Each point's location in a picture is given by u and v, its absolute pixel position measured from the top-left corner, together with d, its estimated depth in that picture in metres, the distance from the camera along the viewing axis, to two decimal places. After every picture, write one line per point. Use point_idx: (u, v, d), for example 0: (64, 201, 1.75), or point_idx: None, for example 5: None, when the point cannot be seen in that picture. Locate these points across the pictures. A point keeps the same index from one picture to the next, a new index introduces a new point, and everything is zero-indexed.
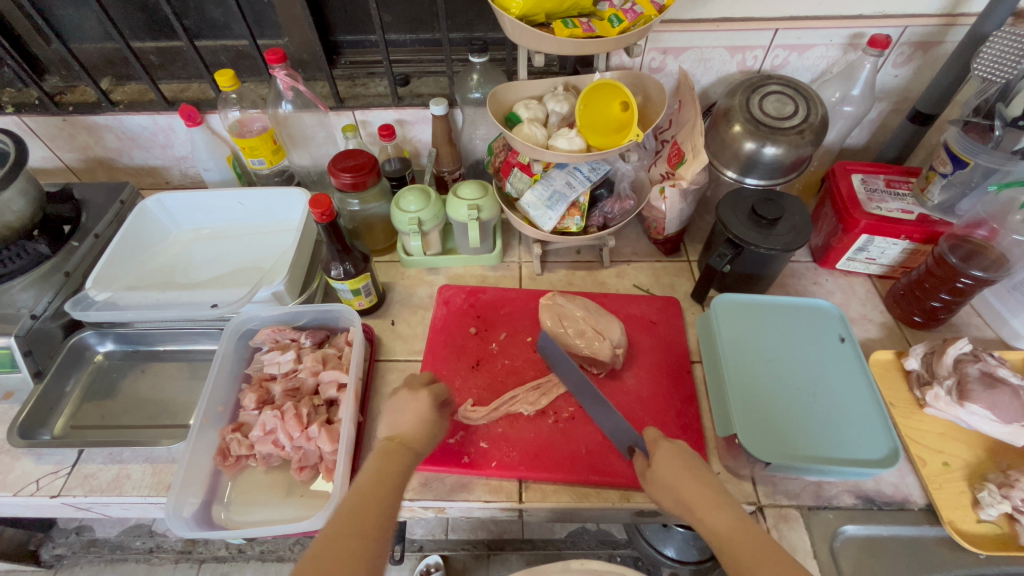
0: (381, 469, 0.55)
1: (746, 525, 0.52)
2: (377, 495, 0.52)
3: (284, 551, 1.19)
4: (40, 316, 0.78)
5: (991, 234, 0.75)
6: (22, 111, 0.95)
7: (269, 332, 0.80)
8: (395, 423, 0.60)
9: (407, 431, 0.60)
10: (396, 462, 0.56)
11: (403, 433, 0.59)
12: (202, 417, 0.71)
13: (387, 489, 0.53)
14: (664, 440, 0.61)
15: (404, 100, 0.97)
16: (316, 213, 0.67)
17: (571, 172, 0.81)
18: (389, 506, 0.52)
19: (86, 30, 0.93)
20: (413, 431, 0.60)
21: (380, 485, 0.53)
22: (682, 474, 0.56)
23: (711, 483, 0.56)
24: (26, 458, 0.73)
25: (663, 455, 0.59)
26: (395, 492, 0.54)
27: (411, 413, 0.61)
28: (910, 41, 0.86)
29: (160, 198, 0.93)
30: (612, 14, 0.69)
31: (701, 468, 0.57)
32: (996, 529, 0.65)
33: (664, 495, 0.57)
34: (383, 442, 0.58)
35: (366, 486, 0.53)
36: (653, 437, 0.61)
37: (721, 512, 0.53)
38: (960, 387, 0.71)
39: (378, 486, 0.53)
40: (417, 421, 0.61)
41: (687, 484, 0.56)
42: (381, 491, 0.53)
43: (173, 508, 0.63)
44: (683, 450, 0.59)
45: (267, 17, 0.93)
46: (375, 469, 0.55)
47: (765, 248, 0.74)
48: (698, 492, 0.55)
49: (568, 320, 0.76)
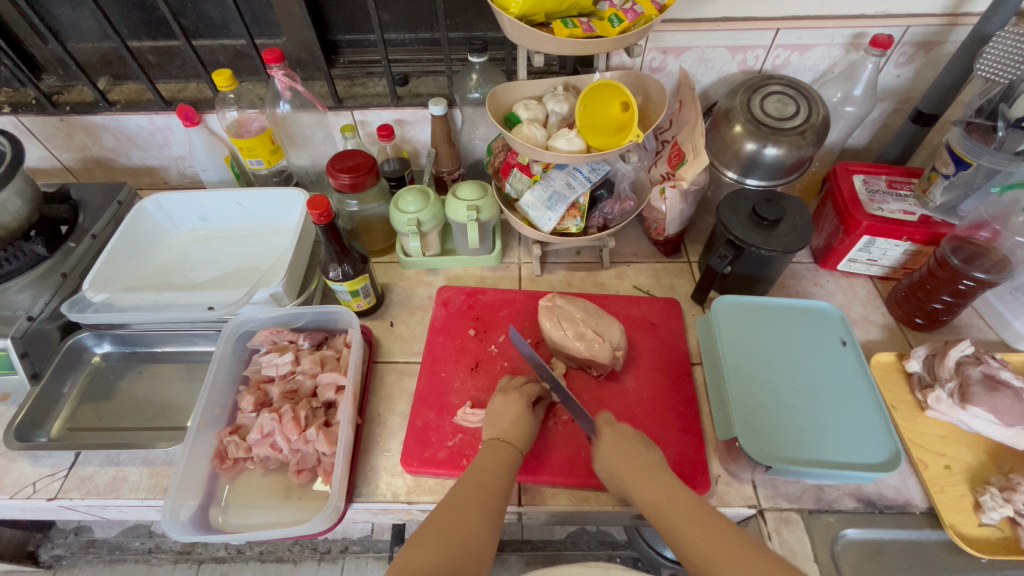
0: (492, 461, 0.61)
1: (673, 489, 0.56)
2: (482, 481, 0.58)
3: (283, 552, 1.19)
4: (37, 317, 0.77)
5: (993, 236, 0.74)
6: (18, 111, 0.95)
7: (267, 334, 0.79)
8: (496, 424, 0.66)
9: (510, 428, 0.65)
10: (503, 456, 0.61)
11: (506, 431, 0.64)
12: (199, 420, 0.71)
13: (493, 475, 0.59)
14: (610, 425, 0.64)
15: (403, 100, 0.97)
16: (314, 215, 0.67)
17: (571, 172, 0.81)
18: (501, 489, 0.58)
19: (83, 30, 0.93)
20: (515, 428, 0.65)
21: (494, 474, 0.59)
22: (621, 455, 0.60)
23: (648, 460, 0.59)
24: (23, 460, 0.72)
25: (608, 439, 0.63)
26: (506, 477, 0.59)
27: (509, 413, 0.66)
28: (912, 41, 0.85)
29: (158, 199, 0.92)
30: (612, 14, 0.69)
31: (641, 446, 0.61)
32: (998, 532, 0.64)
33: (608, 474, 0.61)
34: (492, 439, 0.64)
35: (473, 475, 0.59)
36: (601, 424, 0.65)
37: (653, 481, 0.57)
38: (961, 390, 0.70)
39: (482, 472, 0.59)
40: (515, 420, 0.66)
41: (622, 461, 0.60)
42: (491, 478, 0.58)
43: (170, 512, 0.63)
44: (624, 432, 0.63)
45: (266, 16, 0.92)
46: (491, 461, 0.61)
47: (765, 250, 0.73)
48: (633, 466, 0.59)
49: (567, 323, 0.75)
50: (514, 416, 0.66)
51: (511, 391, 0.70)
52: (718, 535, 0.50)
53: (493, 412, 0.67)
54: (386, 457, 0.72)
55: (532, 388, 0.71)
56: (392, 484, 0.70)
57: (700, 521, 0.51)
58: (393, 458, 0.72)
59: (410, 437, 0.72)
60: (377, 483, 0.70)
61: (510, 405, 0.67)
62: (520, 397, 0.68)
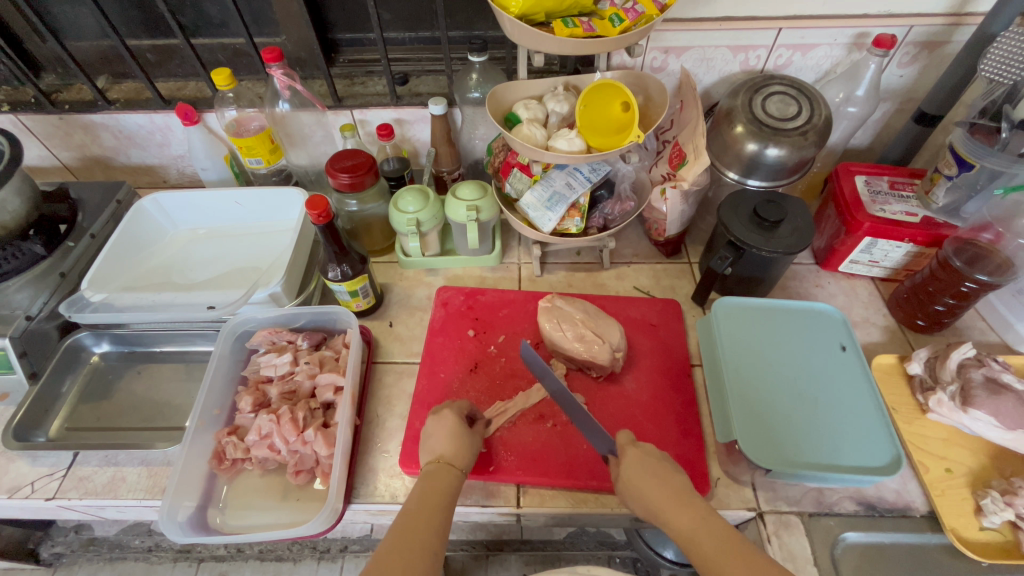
0: (431, 489, 0.59)
1: (712, 524, 0.54)
2: (422, 517, 0.56)
3: (282, 551, 1.19)
4: (36, 317, 0.77)
5: (996, 238, 0.74)
6: (17, 110, 0.95)
7: (265, 334, 0.79)
8: (430, 445, 0.64)
9: (449, 448, 0.63)
10: (442, 482, 0.60)
11: (445, 450, 0.63)
12: (197, 420, 0.70)
13: (431, 509, 0.57)
14: (632, 444, 0.62)
15: (403, 99, 0.96)
16: (312, 215, 0.66)
17: (572, 173, 0.81)
18: (440, 525, 0.56)
19: (82, 28, 0.92)
20: (454, 447, 0.63)
21: (431, 505, 0.57)
22: (647, 477, 0.58)
23: (683, 495, 0.56)
24: (21, 460, 0.72)
25: (631, 464, 0.60)
26: (443, 509, 0.58)
27: (442, 431, 0.65)
28: (915, 41, 0.84)
29: (157, 198, 0.92)
30: (613, 13, 0.68)
31: (673, 473, 0.58)
32: (1000, 536, 0.64)
33: (636, 503, 0.58)
34: (429, 464, 0.62)
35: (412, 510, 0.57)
36: (623, 440, 0.63)
37: (688, 519, 0.55)
38: (963, 393, 0.70)
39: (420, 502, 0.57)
40: (450, 436, 0.64)
41: (654, 490, 0.57)
42: (428, 514, 0.56)
43: (167, 512, 0.63)
44: (649, 453, 0.61)
45: (265, 15, 0.92)
46: (427, 493, 0.59)
47: (766, 251, 0.73)
48: (665, 502, 0.56)
49: (566, 324, 0.75)
50: (449, 432, 0.65)
51: (443, 409, 0.68)
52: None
53: (426, 436, 0.66)
54: (385, 458, 0.72)
55: (465, 406, 0.70)
56: (390, 486, 0.70)
57: (745, 562, 0.50)
58: (392, 459, 0.72)
59: (409, 438, 0.72)
60: (376, 484, 0.70)
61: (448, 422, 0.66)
62: (451, 413, 0.67)
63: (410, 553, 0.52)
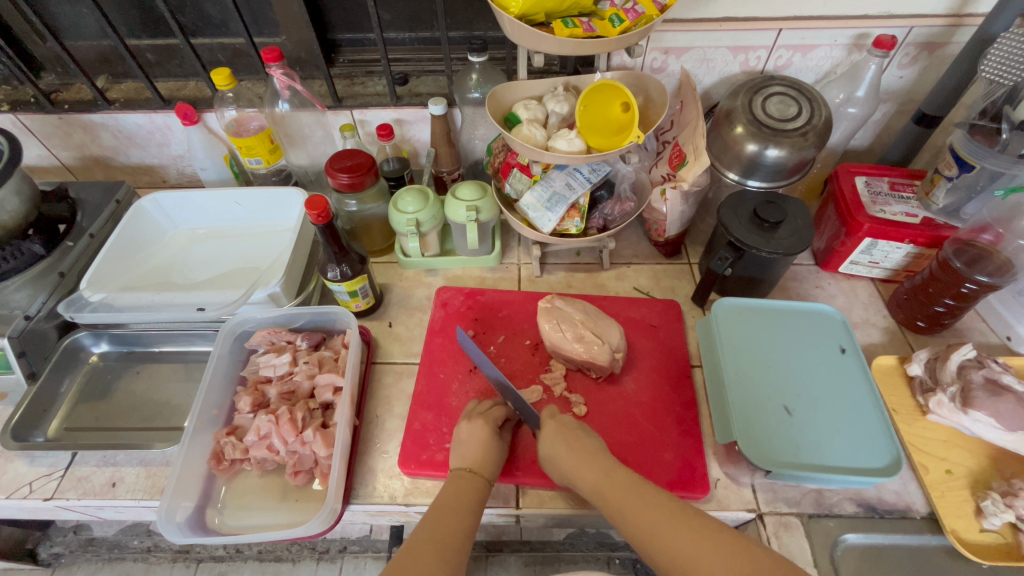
0: (456, 496, 0.60)
1: (614, 475, 0.57)
2: (448, 519, 0.57)
3: (282, 551, 1.19)
4: (34, 317, 0.77)
5: (996, 238, 0.73)
6: (17, 110, 0.95)
7: (265, 334, 0.79)
8: (459, 451, 0.65)
9: (478, 457, 0.64)
10: (468, 489, 0.61)
11: (473, 460, 0.63)
12: (196, 420, 0.70)
13: (457, 512, 0.58)
14: (552, 419, 0.64)
15: (403, 99, 0.96)
16: (312, 214, 0.66)
17: (571, 173, 0.81)
18: (467, 528, 0.57)
19: (82, 28, 0.92)
20: (483, 457, 0.63)
21: (456, 509, 0.59)
22: (561, 446, 0.61)
23: (592, 454, 0.59)
24: (19, 460, 0.72)
25: (547, 437, 0.62)
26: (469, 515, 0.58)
27: (473, 440, 0.65)
28: (915, 42, 0.84)
29: (156, 197, 0.92)
30: (613, 14, 0.68)
31: (582, 437, 0.61)
32: (1000, 538, 0.64)
33: (556, 470, 0.61)
34: (458, 470, 0.63)
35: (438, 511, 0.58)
36: (544, 416, 0.65)
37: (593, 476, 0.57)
38: (963, 394, 0.70)
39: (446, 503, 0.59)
40: (483, 446, 0.64)
41: (568, 455, 0.60)
42: (454, 517, 0.57)
43: (165, 513, 0.62)
44: (569, 425, 0.63)
45: (266, 15, 0.92)
46: (455, 498, 0.60)
47: (767, 252, 0.73)
48: (576, 464, 0.59)
49: (565, 324, 0.74)
50: (479, 442, 0.64)
51: (477, 416, 0.67)
52: (672, 520, 0.51)
53: (459, 441, 0.65)
54: (384, 458, 0.72)
55: (500, 411, 0.68)
56: (389, 486, 0.69)
57: (642, 500, 0.53)
58: (391, 459, 0.72)
59: (408, 439, 0.71)
60: (375, 485, 0.69)
61: (478, 432, 0.65)
62: (486, 422, 0.66)
63: (438, 552, 0.53)
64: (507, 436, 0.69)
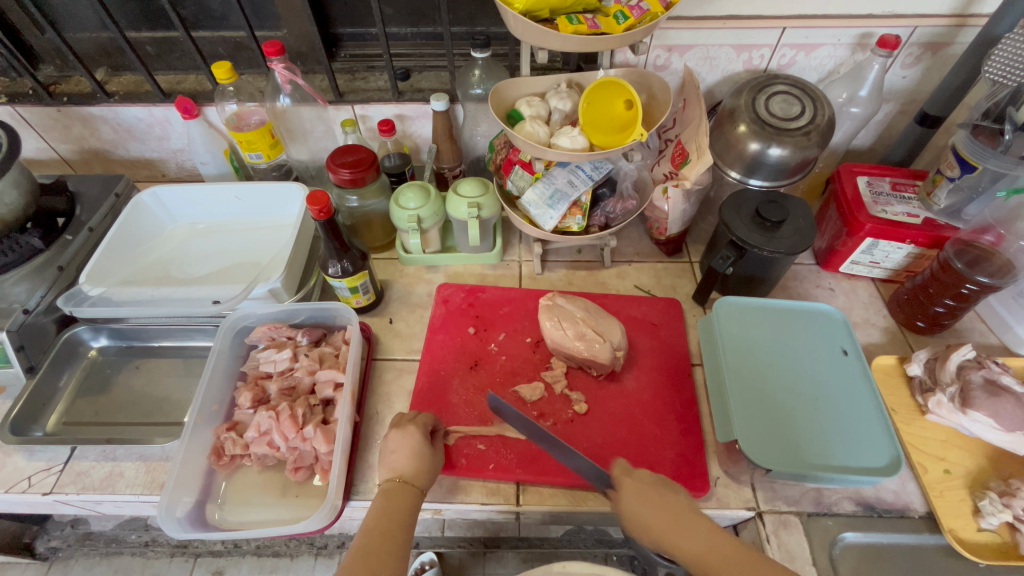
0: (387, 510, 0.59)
1: (717, 537, 0.55)
2: (381, 533, 0.57)
3: (279, 547, 1.19)
4: (33, 310, 0.76)
5: (997, 240, 0.74)
6: (15, 102, 0.94)
7: (265, 330, 0.78)
8: (391, 460, 0.63)
9: (409, 466, 0.62)
10: (401, 502, 0.59)
11: (405, 469, 0.62)
12: (196, 415, 0.70)
13: (391, 524, 0.58)
14: (628, 475, 0.62)
15: (404, 95, 0.96)
16: (313, 210, 0.66)
17: (574, 171, 0.81)
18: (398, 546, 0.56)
19: (81, 20, 0.91)
20: (414, 466, 0.62)
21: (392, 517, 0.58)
22: (650, 509, 0.58)
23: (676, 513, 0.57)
24: (18, 455, 0.72)
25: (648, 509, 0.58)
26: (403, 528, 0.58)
27: (404, 449, 0.64)
28: (919, 42, 0.84)
29: (156, 191, 0.91)
30: (618, 10, 0.68)
31: (668, 495, 0.59)
32: (997, 538, 0.64)
33: (642, 530, 0.59)
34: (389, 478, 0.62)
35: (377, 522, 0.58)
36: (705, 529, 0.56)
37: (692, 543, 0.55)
38: (962, 394, 0.70)
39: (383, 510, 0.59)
40: (413, 454, 0.63)
41: (656, 515, 0.58)
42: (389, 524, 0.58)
43: (165, 508, 0.62)
44: None
45: (267, 8, 0.91)
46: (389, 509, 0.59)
47: (768, 251, 0.73)
48: (662, 524, 0.57)
49: (565, 325, 0.74)
50: (409, 450, 0.63)
51: (406, 423, 0.67)
52: None
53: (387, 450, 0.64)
54: None
55: (427, 418, 0.68)
56: None
57: None
58: None
59: None
60: (375, 481, 0.69)
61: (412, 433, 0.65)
62: (417, 428, 0.66)
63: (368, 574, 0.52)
64: (439, 444, 0.68)
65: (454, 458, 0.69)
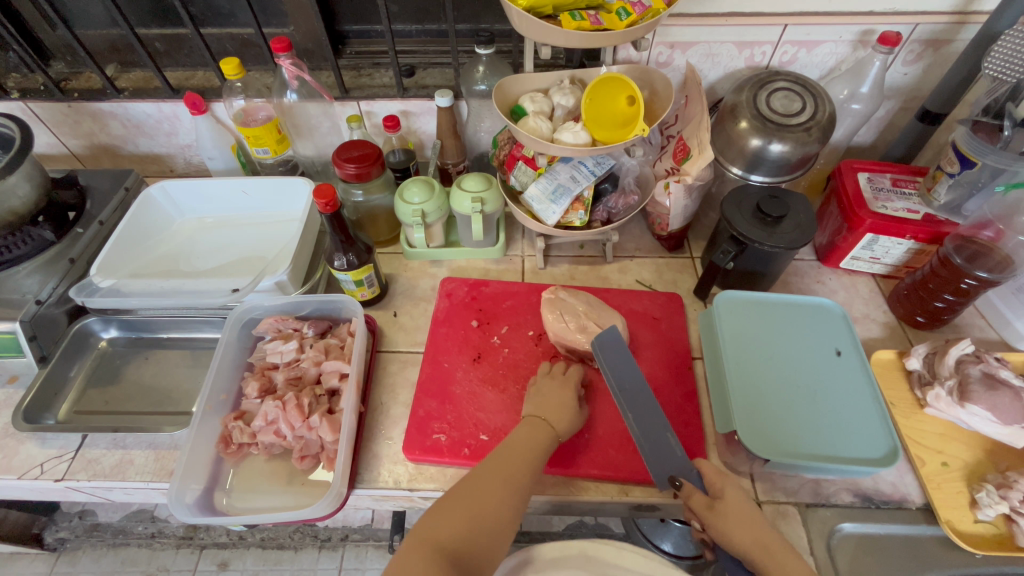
0: (529, 436, 0.63)
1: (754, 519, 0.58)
2: (510, 459, 0.60)
3: (284, 539, 1.21)
4: (45, 302, 0.78)
5: (997, 235, 0.75)
6: (26, 97, 0.95)
7: (272, 322, 0.80)
8: (540, 407, 0.68)
9: (552, 411, 0.68)
10: (540, 433, 0.64)
11: (550, 414, 0.67)
12: (204, 404, 0.71)
13: (524, 456, 0.61)
14: (726, 484, 0.61)
15: (409, 91, 0.97)
16: (319, 203, 0.67)
17: (576, 167, 0.82)
18: (527, 472, 0.60)
19: (92, 16, 0.93)
20: (558, 411, 0.67)
21: (524, 453, 0.61)
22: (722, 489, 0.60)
23: (760, 526, 0.58)
24: (31, 442, 0.74)
25: (733, 500, 0.59)
26: (537, 455, 0.62)
27: (554, 396, 0.69)
28: (920, 39, 0.85)
29: (165, 185, 0.93)
30: (620, 7, 0.69)
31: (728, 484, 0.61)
32: (993, 529, 0.65)
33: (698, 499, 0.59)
34: (533, 417, 0.67)
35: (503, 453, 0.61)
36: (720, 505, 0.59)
37: (791, 568, 0.55)
38: (960, 387, 0.71)
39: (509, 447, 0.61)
40: (558, 404, 0.68)
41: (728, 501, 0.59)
42: (520, 460, 0.60)
43: (175, 494, 0.64)
44: (744, 499, 0.60)
45: (275, 6, 0.93)
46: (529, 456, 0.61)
47: (768, 246, 0.74)
48: (765, 537, 0.57)
49: (601, 349, 0.70)
50: (558, 399, 0.69)
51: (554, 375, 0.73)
52: None
53: (539, 394, 0.70)
54: (389, 445, 0.73)
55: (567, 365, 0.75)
56: (394, 472, 0.71)
57: None
58: (396, 445, 0.73)
59: (412, 426, 0.73)
60: (379, 471, 0.71)
61: (553, 389, 0.71)
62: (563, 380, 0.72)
63: (490, 481, 0.58)
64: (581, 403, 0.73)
65: (461, 447, 0.70)
